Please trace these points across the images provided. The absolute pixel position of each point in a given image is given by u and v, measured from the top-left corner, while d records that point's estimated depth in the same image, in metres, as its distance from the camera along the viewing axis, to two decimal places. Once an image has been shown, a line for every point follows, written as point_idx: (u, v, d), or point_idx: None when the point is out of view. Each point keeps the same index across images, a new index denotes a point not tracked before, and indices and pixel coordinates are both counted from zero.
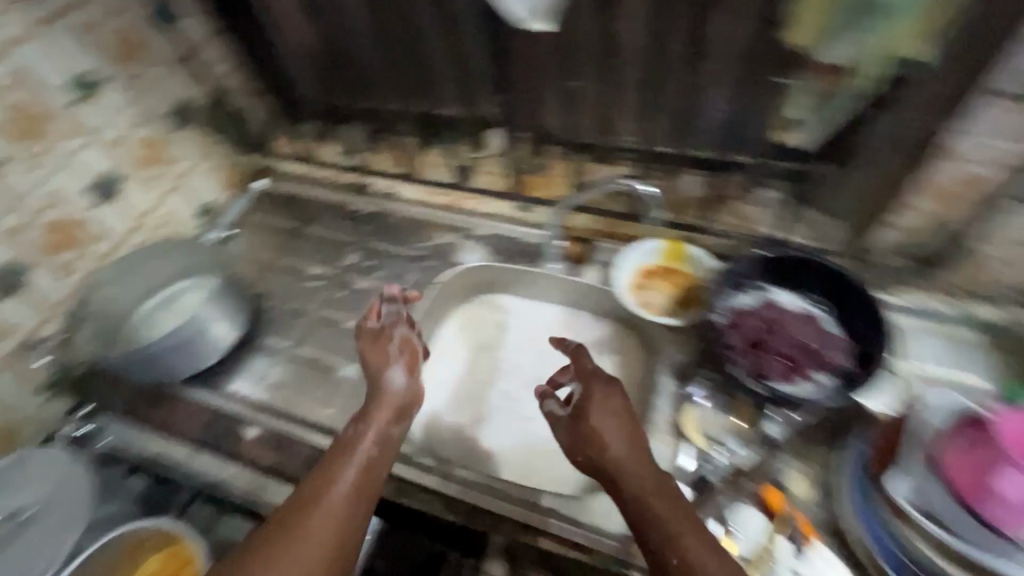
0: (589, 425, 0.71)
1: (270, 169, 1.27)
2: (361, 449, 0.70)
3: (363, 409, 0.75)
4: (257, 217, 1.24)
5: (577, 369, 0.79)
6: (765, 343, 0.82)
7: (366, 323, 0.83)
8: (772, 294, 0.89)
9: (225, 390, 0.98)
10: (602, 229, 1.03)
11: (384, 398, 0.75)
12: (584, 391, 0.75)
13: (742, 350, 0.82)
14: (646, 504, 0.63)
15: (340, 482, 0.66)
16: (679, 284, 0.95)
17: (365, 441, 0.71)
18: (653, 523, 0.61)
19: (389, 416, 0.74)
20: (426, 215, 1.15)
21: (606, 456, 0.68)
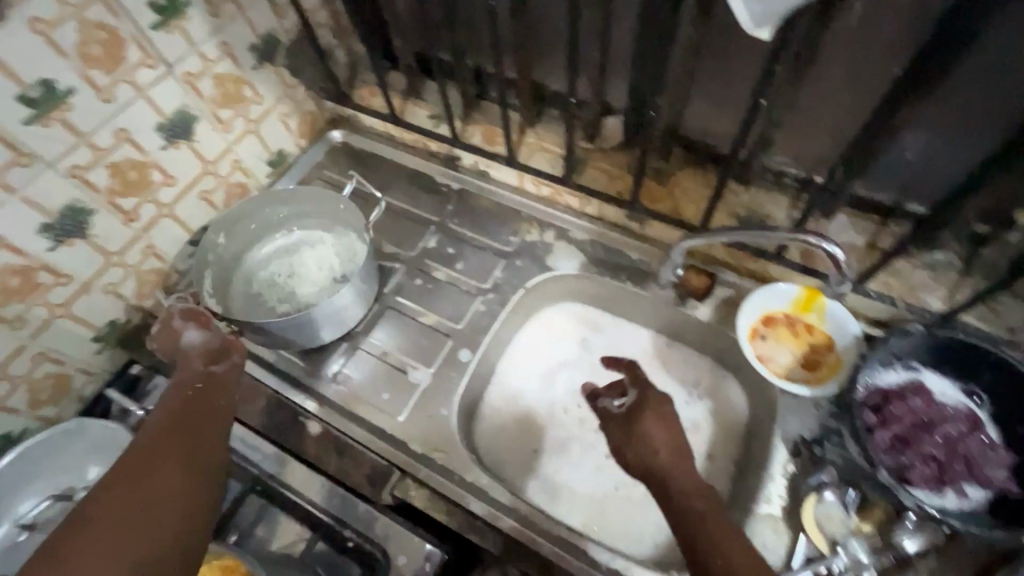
0: (635, 431, 0.71)
1: (349, 120, 1.15)
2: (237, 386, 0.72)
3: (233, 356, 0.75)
4: (331, 173, 1.13)
5: (631, 379, 0.77)
6: (915, 445, 0.71)
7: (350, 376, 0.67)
8: (921, 377, 0.76)
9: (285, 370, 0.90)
10: (723, 258, 0.89)
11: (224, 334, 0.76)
12: (640, 395, 0.75)
13: (886, 448, 0.71)
14: (709, 528, 0.61)
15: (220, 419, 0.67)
16: (807, 343, 0.83)
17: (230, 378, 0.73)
18: (722, 551, 0.59)
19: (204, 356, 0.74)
20: (521, 205, 1.03)
21: (654, 457, 0.68)
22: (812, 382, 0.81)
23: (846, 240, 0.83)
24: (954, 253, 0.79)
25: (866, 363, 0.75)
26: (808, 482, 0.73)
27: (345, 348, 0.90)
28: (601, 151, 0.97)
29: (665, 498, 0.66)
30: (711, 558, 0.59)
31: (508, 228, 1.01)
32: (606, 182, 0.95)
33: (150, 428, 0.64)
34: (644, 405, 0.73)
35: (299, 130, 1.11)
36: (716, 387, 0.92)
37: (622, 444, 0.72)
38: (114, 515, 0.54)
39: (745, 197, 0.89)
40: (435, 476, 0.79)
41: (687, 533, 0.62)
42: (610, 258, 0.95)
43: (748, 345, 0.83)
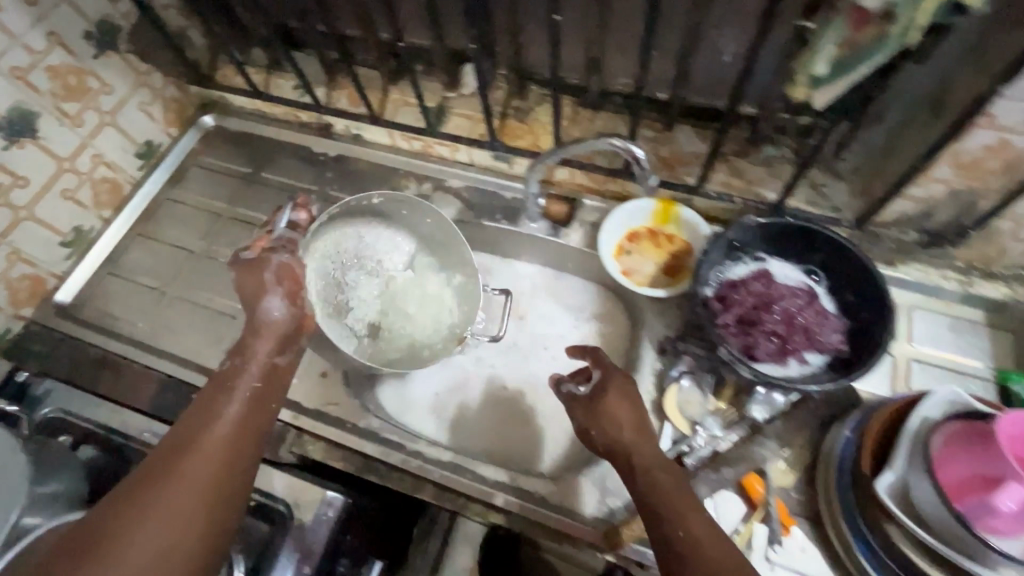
0: (601, 412, 0.67)
1: (219, 104, 1.14)
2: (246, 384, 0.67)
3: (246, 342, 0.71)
4: (207, 158, 1.12)
5: (596, 360, 0.72)
6: (756, 323, 0.76)
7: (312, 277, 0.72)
8: (762, 263, 0.82)
9: (177, 355, 0.91)
10: (587, 185, 0.93)
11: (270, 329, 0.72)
12: (602, 376, 0.70)
13: (731, 331, 0.76)
14: (673, 503, 0.59)
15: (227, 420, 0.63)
16: (667, 251, 0.88)
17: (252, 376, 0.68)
18: (684, 524, 0.58)
19: (271, 345, 0.71)
20: (397, 163, 1.04)
21: (617, 435, 0.66)
22: (673, 285, 0.86)
23: (691, 149, 0.88)
24: (785, 147, 0.84)
25: (712, 255, 0.79)
26: (670, 375, 0.79)
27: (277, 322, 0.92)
28: (464, 98, 0.99)
29: (637, 479, 0.63)
30: (673, 531, 0.57)
31: (386, 187, 1.03)
32: (470, 127, 0.97)
33: (167, 442, 0.61)
34: (609, 385, 0.69)
35: (166, 119, 1.09)
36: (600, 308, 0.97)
37: (590, 424, 0.68)
38: (151, 504, 0.56)
39: (600, 120, 0.91)
40: (329, 426, 0.82)
41: (654, 510, 0.60)
42: (485, 201, 0.98)
43: (611, 260, 0.87)
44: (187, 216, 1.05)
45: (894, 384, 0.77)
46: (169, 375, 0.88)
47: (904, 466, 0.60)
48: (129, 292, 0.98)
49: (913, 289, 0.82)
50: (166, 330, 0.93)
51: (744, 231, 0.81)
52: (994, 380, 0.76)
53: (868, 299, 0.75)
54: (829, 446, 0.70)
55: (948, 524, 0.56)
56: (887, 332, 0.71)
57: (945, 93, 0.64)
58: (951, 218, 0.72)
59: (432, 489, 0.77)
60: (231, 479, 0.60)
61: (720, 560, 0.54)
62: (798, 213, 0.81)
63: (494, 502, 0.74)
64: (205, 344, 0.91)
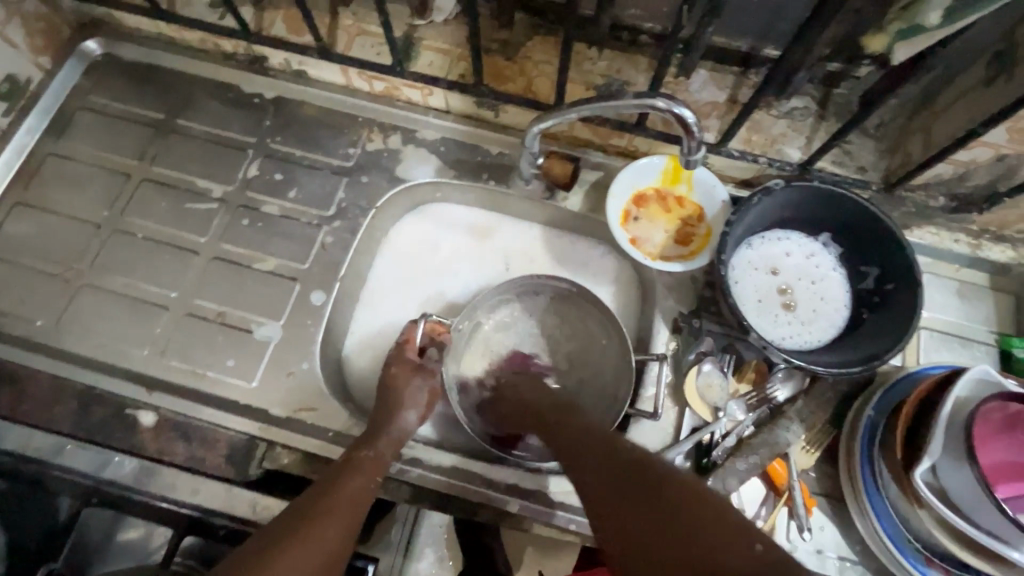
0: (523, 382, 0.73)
1: (104, 24, 0.87)
2: (357, 479, 0.61)
3: (367, 432, 0.66)
4: (97, 98, 0.86)
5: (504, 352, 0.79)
6: (802, 319, 0.74)
7: (405, 353, 0.73)
8: (774, 244, 0.76)
9: (94, 361, 0.73)
10: (591, 138, 0.81)
11: (392, 432, 0.67)
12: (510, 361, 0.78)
13: (787, 342, 0.72)
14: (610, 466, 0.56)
15: (341, 491, 0.60)
16: (681, 218, 0.78)
17: (363, 473, 0.62)
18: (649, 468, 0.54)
19: (389, 446, 0.66)
20: (353, 107, 0.85)
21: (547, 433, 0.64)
22: (686, 257, 0.77)
23: (708, 97, 0.76)
24: (809, 96, 0.75)
25: (734, 229, 0.70)
26: (688, 357, 0.72)
27: (229, 306, 0.76)
28: (437, 26, 0.80)
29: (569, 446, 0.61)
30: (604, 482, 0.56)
31: (343, 139, 0.84)
32: (446, 64, 0.79)
33: (290, 506, 0.58)
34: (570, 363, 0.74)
35: (32, 45, 0.82)
36: (610, 272, 0.84)
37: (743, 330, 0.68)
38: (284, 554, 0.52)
39: (604, 62, 0.78)
40: (310, 437, 0.70)
41: (609, 446, 0.58)
42: (468, 156, 0.83)
43: (619, 228, 0.77)
44: (81, 177, 0.82)
45: (904, 355, 0.75)
46: (90, 385, 0.71)
47: (935, 471, 0.59)
48: (17, 280, 0.77)
49: (926, 253, 0.78)
50: (76, 328, 0.75)
51: (778, 200, 0.72)
52: (997, 345, 0.75)
53: (891, 269, 0.70)
54: (851, 423, 0.68)
55: (983, 509, 0.55)
56: (914, 307, 0.66)
57: None
58: (987, 181, 0.68)
59: (437, 499, 0.69)
60: (333, 548, 0.55)
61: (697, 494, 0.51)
62: (823, 171, 0.74)
63: (507, 508, 0.67)
64: (130, 343, 0.74)
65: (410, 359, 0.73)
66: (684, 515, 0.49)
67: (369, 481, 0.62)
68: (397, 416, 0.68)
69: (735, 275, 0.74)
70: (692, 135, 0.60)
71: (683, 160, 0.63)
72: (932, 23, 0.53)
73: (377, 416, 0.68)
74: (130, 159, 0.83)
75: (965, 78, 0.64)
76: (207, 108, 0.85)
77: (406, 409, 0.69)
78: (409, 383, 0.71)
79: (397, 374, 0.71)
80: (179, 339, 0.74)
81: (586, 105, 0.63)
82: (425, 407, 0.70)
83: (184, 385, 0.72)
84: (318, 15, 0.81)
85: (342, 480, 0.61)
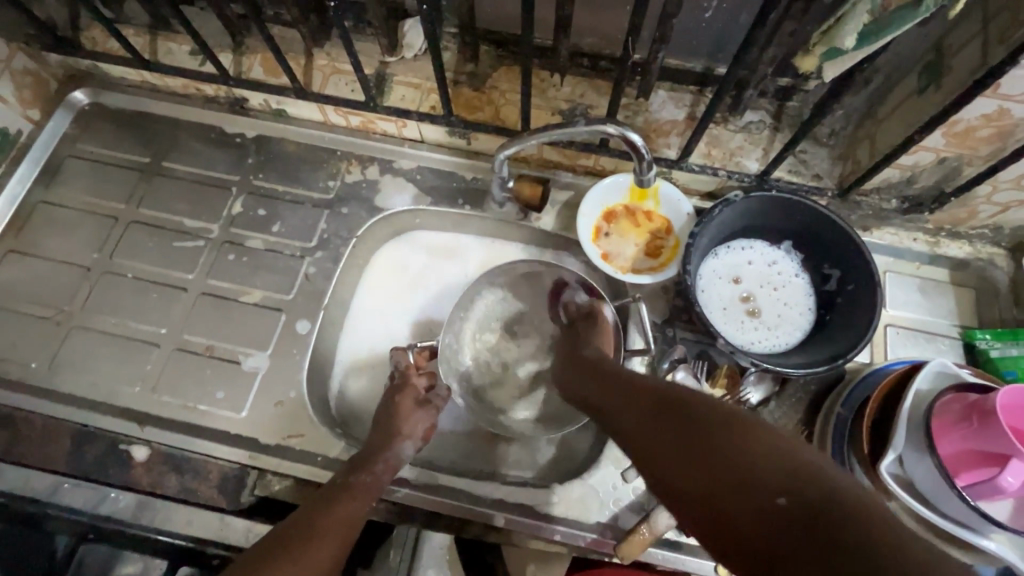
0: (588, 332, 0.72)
1: (91, 75, 0.91)
2: (352, 505, 0.63)
3: (363, 458, 0.68)
4: (85, 146, 0.89)
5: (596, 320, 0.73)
6: (769, 324, 0.76)
7: (414, 381, 0.74)
8: (740, 253, 0.79)
9: (87, 399, 0.75)
10: (560, 160, 0.84)
11: (387, 459, 0.68)
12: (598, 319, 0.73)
13: (756, 347, 0.75)
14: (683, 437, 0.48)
15: (335, 513, 0.61)
16: (650, 232, 0.81)
17: (358, 499, 0.64)
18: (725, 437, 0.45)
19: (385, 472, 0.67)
20: (332, 142, 0.89)
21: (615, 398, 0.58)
22: (657, 269, 0.80)
23: (667, 116, 0.80)
24: (763, 110, 0.79)
25: (699, 240, 0.73)
26: (662, 366, 0.75)
27: (217, 339, 0.78)
28: (408, 62, 0.85)
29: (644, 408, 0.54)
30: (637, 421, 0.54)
31: (323, 172, 0.87)
32: (417, 98, 0.83)
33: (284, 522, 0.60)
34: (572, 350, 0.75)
35: (21, 99, 0.86)
36: None
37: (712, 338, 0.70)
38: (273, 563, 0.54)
39: (567, 88, 0.82)
40: (299, 463, 0.72)
41: (686, 409, 0.50)
42: (443, 182, 0.86)
43: (590, 244, 0.80)
44: (71, 222, 0.85)
45: (871, 352, 0.78)
46: (82, 424, 0.73)
47: (903, 463, 0.61)
48: (11, 324, 0.79)
49: (886, 253, 0.81)
50: (70, 369, 0.77)
51: (739, 211, 0.75)
52: (960, 338, 0.78)
53: (851, 271, 0.73)
54: (823, 421, 0.71)
55: (946, 497, 0.58)
56: (872, 307, 0.69)
57: (961, 48, 0.59)
58: (934, 182, 0.72)
59: (425, 517, 0.71)
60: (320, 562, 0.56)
61: (747, 432, 0.45)
62: (780, 180, 0.78)
63: (493, 523, 0.69)
64: (121, 381, 0.76)
65: (411, 386, 0.73)
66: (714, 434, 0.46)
67: (361, 506, 0.64)
68: (395, 444, 0.69)
69: (701, 284, 0.77)
70: (644, 158, 0.63)
71: (637, 180, 0.66)
72: (848, 47, 0.57)
73: (372, 442, 0.69)
74: (118, 203, 0.86)
75: (902, 88, 0.68)
76: (191, 150, 0.89)
77: (404, 436, 0.70)
78: (408, 413, 0.72)
79: (397, 405, 0.72)
80: (170, 375, 0.76)
81: (545, 131, 0.67)
82: (422, 439, 0.71)
83: (175, 419, 0.74)
84: (294, 57, 0.85)
85: (339, 504, 0.62)
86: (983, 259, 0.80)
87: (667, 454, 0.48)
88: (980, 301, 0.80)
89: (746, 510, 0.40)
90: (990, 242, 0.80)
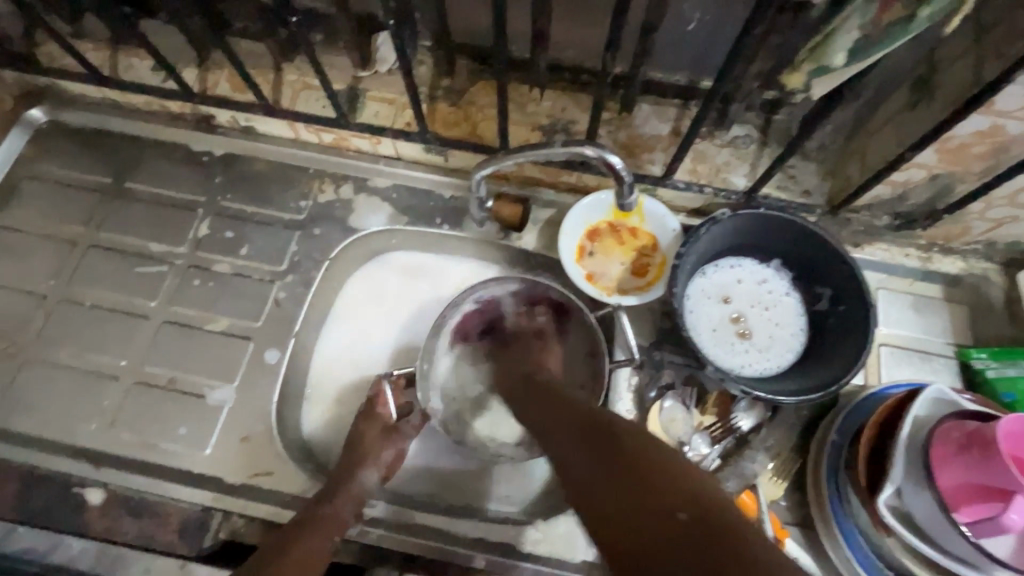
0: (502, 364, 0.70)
1: (49, 92, 0.87)
2: (315, 538, 0.59)
3: (326, 489, 0.64)
4: (42, 166, 0.85)
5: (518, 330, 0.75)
6: (759, 346, 0.74)
7: (380, 411, 0.70)
8: (727, 272, 0.76)
9: (39, 438, 0.70)
10: (540, 176, 0.81)
11: (351, 490, 0.64)
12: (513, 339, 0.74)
13: (747, 371, 0.72)
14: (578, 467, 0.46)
15: (300, 543, 0.58)
16: (636, 249, 0.78)
17: (322, 532, 0.60)
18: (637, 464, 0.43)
19: (353, 502, 0.64)
20: (303, 159, 0.85)
21: (544, 408, 0.56)
22: (643, 288, 0.77)
23: (651, 131, 0.77)
24: (749, 125, 0.77)
25: (685, 260, 0.70)
26: (650, 393, 0.72)
27: (180, 371, 0.74)
28: (382, 77, 0.81)
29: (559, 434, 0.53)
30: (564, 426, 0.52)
31: (294, 192, 0.84)
32: (392, 114, 0.80)
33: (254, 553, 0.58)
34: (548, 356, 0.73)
35: None
36: None
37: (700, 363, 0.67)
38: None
39: (547, 103, 0.79)
40: (265, 503, 0.68)
41: (611, 433, 0.48)
42: (420, 201, 0.83)
43: (574, 264, 0.77)
44: (27, 247, 0.81)
45: (866, 373, 0.75)
46: (33, 464, 0.69)
47: (901, 496, 0.58)
48: None
49: (877, 270, 0.79)
50: (21, 405, 0.72)
51: (726, 229, 0.72)
52: (955, 357, 0.75)
53: (842, 291, 0.71)
54: (817, 448, 0.68)
55: (946, 533, 0.55)
56: (866, 329, 0.66)
57: (952, 64, 0.57)
58: (926, 198, 0.70)
59: (401, 558, 0.67)
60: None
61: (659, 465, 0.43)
62: (769, 196, 0.75)
63: (474, 564, 0.65)
64: (77, 418, 0.71)
65: (382, 415, 0.70)
66: (633, 465, 0.44)
67: (324, 541, 0.60)
68: (359, 474, 0.66)
69: (689, 304, 0.74)
70: (624, 177, 0.61)
71: (621, 202, 0.63)
72: (838, 64, 0.55)
73: (335, 473, 0.66)
74: (76, 226, 0.82)
75: (892, 102, 0.65)
76: (155, 169, 0.85)
77: (367, 465, 0.67)
78: (374, 441, 0.69)
79: (364, 432, 0.69)
80: (129, 409, 0.72)
81: (523, 151, 0.64)
82: (386, 469, 0.68)
83: (134, 458, 0.70)
84: (262, 72, 0.82)
85: (296, 544, 0.58)
86: (977, 275, 0.78)
87: (584, 469, 0.46)
88: (976, 319, 0.77)
89: (624, 510, 0.41)
90: (983, 258, 0.78)
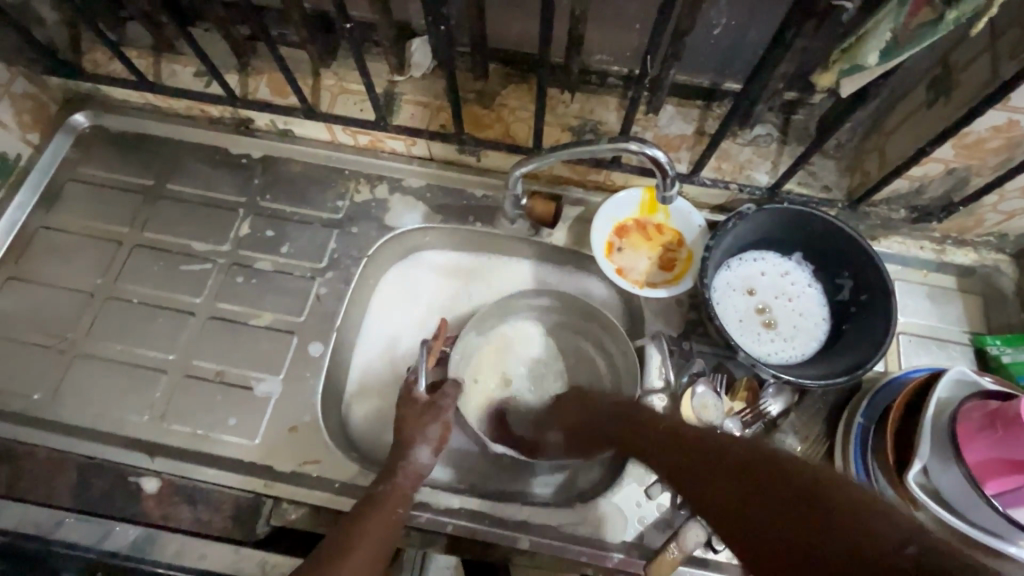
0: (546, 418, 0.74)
1: (92, 98, 0.90)
2: (384, 515, 0.61)
3: (385, 468, 0.65)
4: (86, 169, 0.88)
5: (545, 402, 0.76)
6: (784, 335, 0.77)
7: (413, 395, 0.69)
8: (751, 265, 0.80)
9: (93, 430, 0.73)
10: (570, 175, 0.85)
11: (408, 469, 0.65)
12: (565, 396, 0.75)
13: (773, 359, 0.75)
14: (755, 475, 0.44)
15: (370, 521, 0.61)
16: (663, 244, 0.82)
17: (388, 507, 0.62)
18: (793, 478, 0.42)
19: (412, 476, 0.65)
20: (339, 161, 0.88)
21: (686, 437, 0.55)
22: (671, 281, 0.80)
23: (677, 131, 0.81)
24: (771, 124, 0.80)
25: (713, 253, 0.74)
26: (682, 380, 0.75)
27: (227, 364, 0.76)
28: (417, 81, 0.85)
29: (674, 460, 0.54)
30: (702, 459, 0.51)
31: (331, 192, 0.87)
32: (427, 116, 0.83)
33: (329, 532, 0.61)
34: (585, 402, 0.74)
35: (21, 122, 0.84)
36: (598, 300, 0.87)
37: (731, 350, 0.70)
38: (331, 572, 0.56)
39: (576, 104, 0.82)
40: (314, 490, 0.70)
41: (743, 463, 0.46)
42: (454, 200, 0.86)
43: (605, 259, 0.80)
44: (73, 247, 0.83)
45: (886, 360, 0.78)
46: (88, 456, 0.71)
47: (929, 471, 0.61)
48: (11, 354, 0.77)
49: (894, 262, 0.82)
50: (74, 399, 0.74)
51: (752, 223, 0.76)
52: (971, 344, 0.79)
53: (864, 281, 0.74)
54: (844, 430, 0.71)
55: (974, 505, 0.58)
56: (888, 316, 0.70)
57: (969, 63, 0.61)
58: (942, 192, 0.73)
59: (446, 542, 0.69)
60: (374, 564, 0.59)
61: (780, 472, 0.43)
62: (791, 192, 0.79)
63: (518, 545, 0.68)
64: (128, 411, 0.74)
65: (418, 398, 0.69)
66: (769, 485, 0.42)
67: (391, 515, 0.62)
68: (412, 452, 0.66)
69: (716, 296, 0.77)
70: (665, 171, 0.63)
71: (660, 195, 0.66)
72: (872, 63, 0.58)
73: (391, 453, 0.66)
74: (122, 227, 0.84)
75: (910, 100, 0.69)
76: (196, 172, 0.88)
77: (420, 442, 0.66)
78: (416, 422, 0.68)
79: (404, 416, 0.68)
80: (179, 402, 0.74)
81: (564, 148, 0.67)
82: (439, 444, 0.67)
83: (186, 449, 0.72)
84: (301, 77, 0.85)
85: (365, 518, 0.61)
86: (989, 266, 0.82)
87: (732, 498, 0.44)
88: (990, 308, 0.81)
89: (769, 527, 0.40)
90: (995, 250, 0.81)
